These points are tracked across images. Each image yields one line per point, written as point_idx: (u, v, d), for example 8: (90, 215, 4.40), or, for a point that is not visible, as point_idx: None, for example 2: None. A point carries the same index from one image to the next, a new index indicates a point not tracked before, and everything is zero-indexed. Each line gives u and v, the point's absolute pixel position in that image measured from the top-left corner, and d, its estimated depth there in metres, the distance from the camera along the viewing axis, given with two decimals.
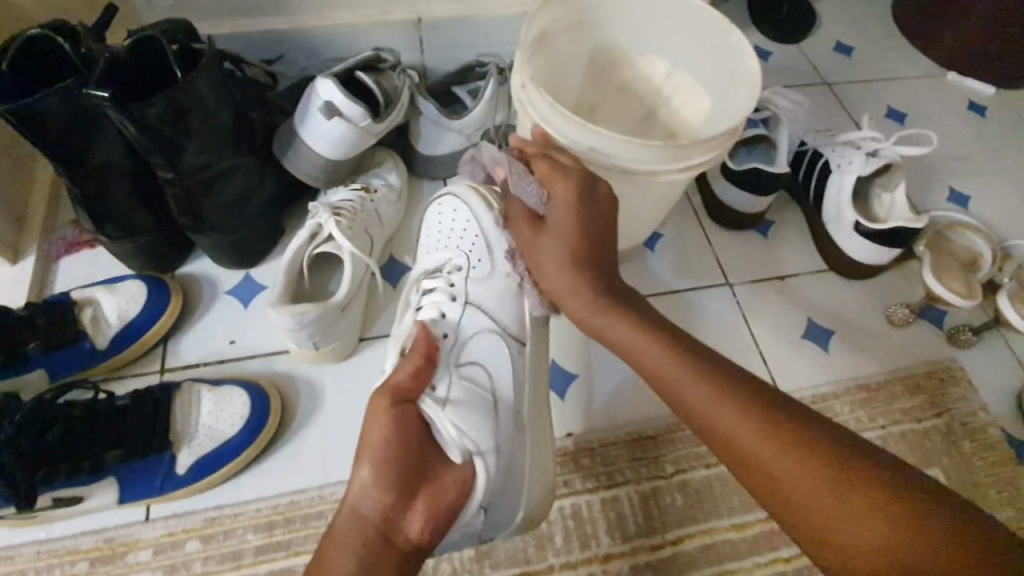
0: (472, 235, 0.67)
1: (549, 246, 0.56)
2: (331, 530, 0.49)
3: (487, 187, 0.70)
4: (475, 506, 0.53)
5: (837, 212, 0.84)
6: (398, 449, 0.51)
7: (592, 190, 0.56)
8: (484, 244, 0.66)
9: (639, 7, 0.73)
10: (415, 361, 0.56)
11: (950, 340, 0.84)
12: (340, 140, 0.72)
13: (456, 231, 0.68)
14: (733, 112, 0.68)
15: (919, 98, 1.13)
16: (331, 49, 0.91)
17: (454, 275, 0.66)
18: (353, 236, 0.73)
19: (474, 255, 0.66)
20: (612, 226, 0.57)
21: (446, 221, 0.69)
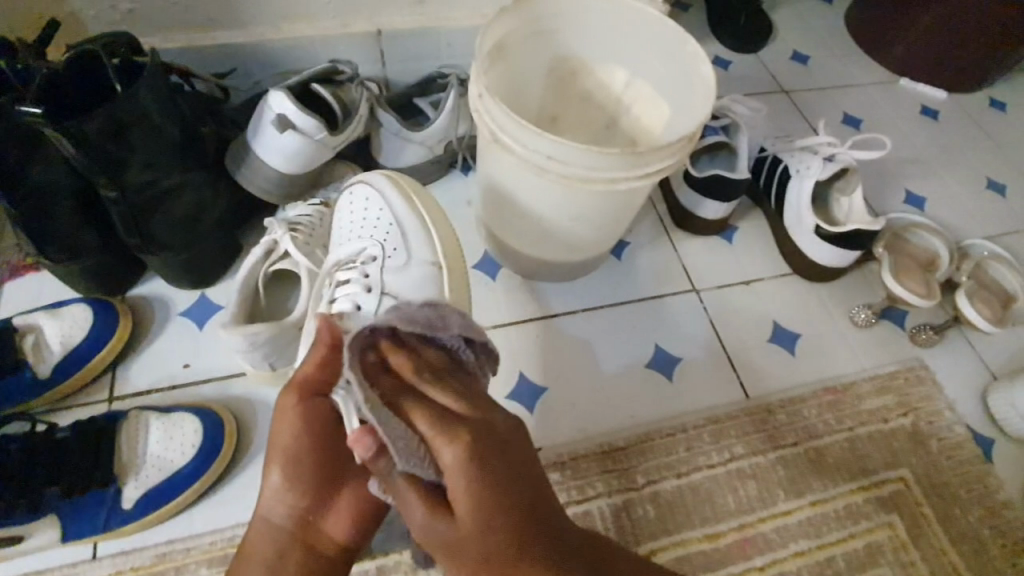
0: (386, 224, 0.66)
1: (438, 543, 0.40)
2: (246, 539, 0.50)
3: (399, 176, 0.71)
4: (398, 498, 0.53)
5: (798, 217, 0.85)
6: (308, 450, 0.50)
7: (496, 437, 0.42)
8: (398, 232, 0.66)
9: (595, 17, 0.73)
10: (320, 352, 0.51)
11: (913, 340, 0.85)
12: (295, 153, 0.70)
13: (368, 222, 0.67)
14: (692, 116, 0.68)
15: (873, 104, 1.16)
16: (289, 63, 0.89)
17: (369, 266, 0.64)
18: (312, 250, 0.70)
19: (390, 244, 0.65)
20: (527, 461, 0.43)
21: (359, 213, 0.69)
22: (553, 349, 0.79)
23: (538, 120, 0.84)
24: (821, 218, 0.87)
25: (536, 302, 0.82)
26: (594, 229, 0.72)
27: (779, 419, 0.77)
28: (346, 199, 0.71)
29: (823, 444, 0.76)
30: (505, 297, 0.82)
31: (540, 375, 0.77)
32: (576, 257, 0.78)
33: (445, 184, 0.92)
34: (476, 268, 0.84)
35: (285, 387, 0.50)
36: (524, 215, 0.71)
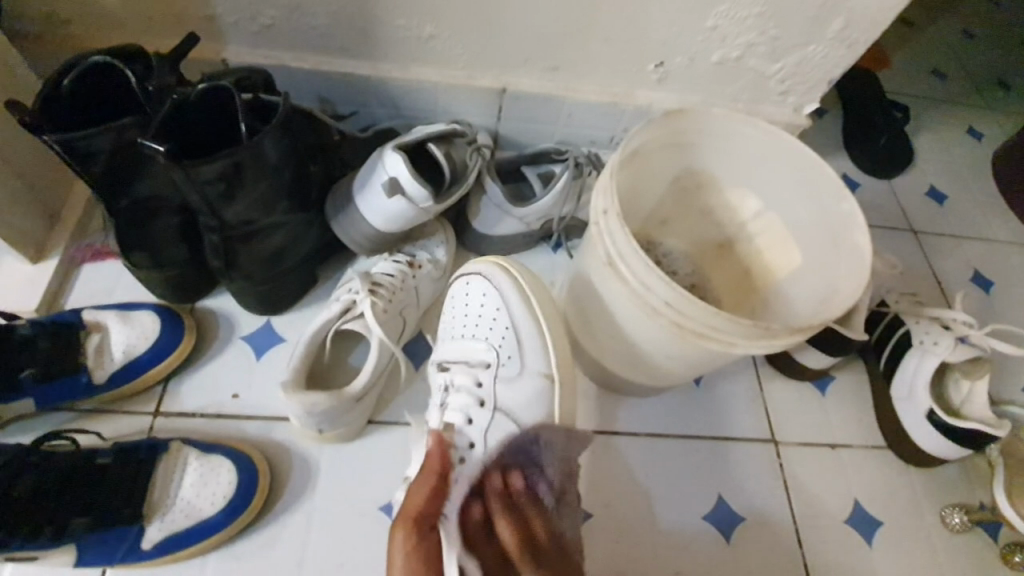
0: (501, 325, 0.65)
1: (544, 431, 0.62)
2: None
3: (510, 262, 0.69)
4: None
5: (909, 392, 0.77)
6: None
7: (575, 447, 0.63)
8: (514, 338, 0.65)
9: (741, 144, 0.68)
10: (428, 481, 0.55)
11: (1005, 561, 0.75)
12: (396, 216, 0.67)
13: (483, 318, 0.66)
14: (829, 281, 0.62)
15: (1007, 266, 1.05)
16: (408, 102, 0.89)
17: (482, 373, 0.64)
18: (386, 320, 0.67)
19: (504, 351, 0.65)
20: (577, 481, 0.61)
21: (473, 309, 0.67)
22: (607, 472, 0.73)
23: (647, 221, 0.78)
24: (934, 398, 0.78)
25: (601, 415, 0.76)
26: (685, 368, 0.66)
27: None
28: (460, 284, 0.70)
29: None
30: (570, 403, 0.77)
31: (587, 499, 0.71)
32: (653, 383, 0.72)
33: (534, 258, 0.87)
34: None
35: (401, 520, 0.52)
36: (615, 334, 0.67)
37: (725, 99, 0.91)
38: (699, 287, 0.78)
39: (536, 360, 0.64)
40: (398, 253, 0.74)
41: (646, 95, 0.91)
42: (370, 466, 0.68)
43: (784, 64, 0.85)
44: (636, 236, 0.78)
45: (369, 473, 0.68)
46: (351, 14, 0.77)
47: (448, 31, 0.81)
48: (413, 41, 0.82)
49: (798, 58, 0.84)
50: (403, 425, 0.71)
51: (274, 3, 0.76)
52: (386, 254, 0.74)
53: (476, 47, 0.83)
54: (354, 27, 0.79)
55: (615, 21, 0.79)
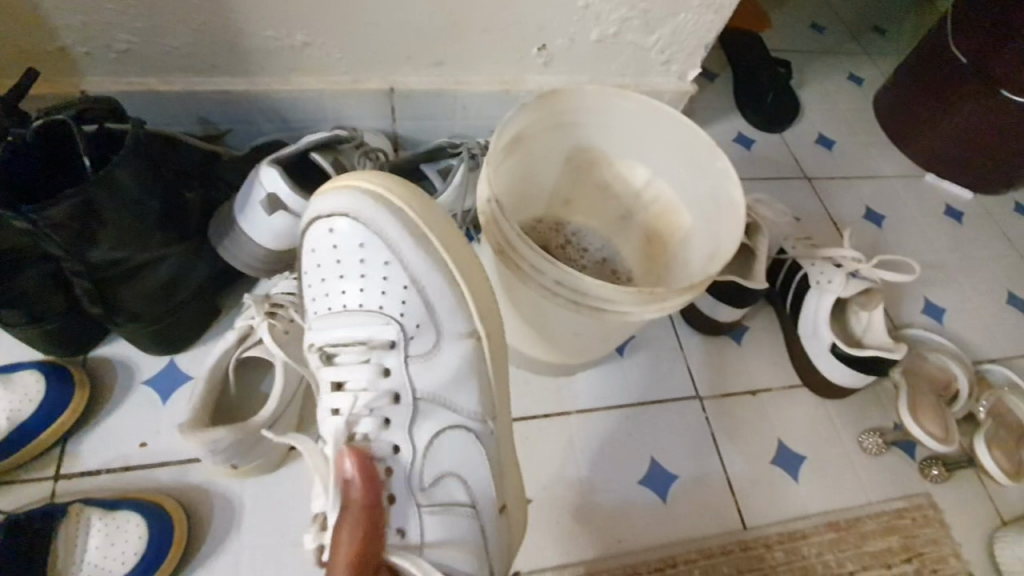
0: (397, 298, 0.57)
1: None
2: None
3: (391, 194, 0.57)
4: None
5: (813, 330, 0.81)
6: None
7: None
8: (422, 309, 0.57)
9: (621, 116, 0.69)
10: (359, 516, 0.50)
11: (922, 474, 0.80)
12: (285, 232, 0.65)
13: (372, 293, 0.57)
14: (713, 237, 0.65)
15: (895, 200, 1.13)
16: (294, 112, 0.87)
17: (386, 356, 0.57)
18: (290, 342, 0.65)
19: (409, 325, 0.57)
20: None
21: (353, 273, 0.57)
22: (541, 456, 0.74)
23: (551, 204, 0.81)
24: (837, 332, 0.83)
25: (530, 400, 0.77)
26: (596, 341, 0.67)
27: (777, 557, 0.71)
28: (324, 233, 0.57)
29: None
30: None
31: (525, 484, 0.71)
32: (575, 360, 0.73)
33: None
34: None
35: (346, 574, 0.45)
36: (526, 320, 0.67)
37: (613, 74, 0.94)
38: (609, 260, 0.81)
39: (451, 328, 0.58)
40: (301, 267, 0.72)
41: (536, 80, 0.92)
42: (298, 494, 0.67)
43: (660, 35, 0.88)
44: (543, 219, 0.82)
45: (296, 501, 0.66)
46: (215, 28, 0.74)
47: (321, 37, 0.79)
48: (287, 52, 0.80)
49: (672, 27, 0.87)
50: None
51: (127, 27, 0.72)
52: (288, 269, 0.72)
53: (354, 49, 0.81)
54: (219, 44, 0.76)
55: (488, 10, 0.79)
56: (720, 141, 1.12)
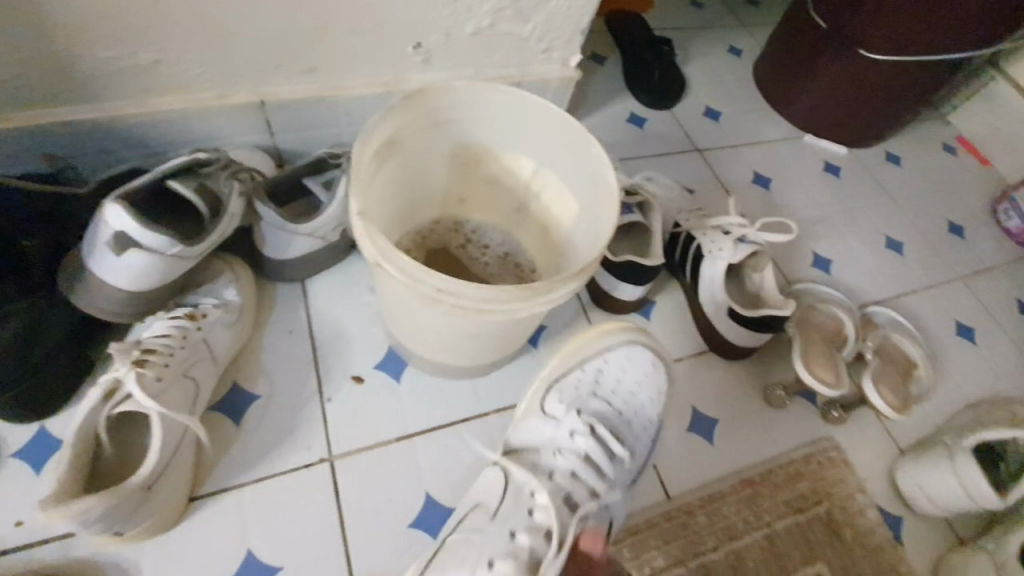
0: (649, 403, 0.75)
1: None
2: None
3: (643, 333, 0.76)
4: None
5: (712, 298, 0.84)
6: None
7: None
8: (649, 416, 0.74)
9: (497, 109, 0.68)
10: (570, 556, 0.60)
11: (823, 417, 0.86)
12: (144, 271, 0.59)
13: (636, 400, 0.73)
14: (596, 221, 0.65)
15: (781, 163, 1.19)
16: (156, 136, 0.80)
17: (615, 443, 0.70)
18: (166, 389, 0.60)
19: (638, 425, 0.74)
20: None
21: (629, 386, 0.74)
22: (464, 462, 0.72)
23: (445, 204, 0.80)
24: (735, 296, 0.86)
25: (447, 408, 0.76)
26: (497, 339, 0.66)
27: (700, 520, 0.74)
28: (622, 357, 0.73)
29: (742, 546, 0.73)
30: (413, 404, 0.75)
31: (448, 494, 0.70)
32: (484, 360, 0.72)
33: (345, 268, 0.83)
34: (376, 368, 0.77)
35: None
36: (425, 328, 0.65)
37: (496, 66, 0.93)
38: (512, 255, 0.81)
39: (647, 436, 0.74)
40: (176, 304, 0.67)
41: (418, 78, 0.89)
42: (203, 548, 0.62)
43: (535, 23, 0.87)
44: (440, 220, 0.81)
45: (202, 555, 0.62)
46: (42, 54, 0.66)
47: (171, 53, 0.72)
48: (135, 72, 0.73)
49: (546, 14, 0.86)
50: (232, 490, 0.65)
51: None
52: (162, 308, 0.67)
53: (212, 64, 0.75)
54: (50, 70, 0.68)
55: (353, 11, 0.76)
56: (614, 122, 1.14)
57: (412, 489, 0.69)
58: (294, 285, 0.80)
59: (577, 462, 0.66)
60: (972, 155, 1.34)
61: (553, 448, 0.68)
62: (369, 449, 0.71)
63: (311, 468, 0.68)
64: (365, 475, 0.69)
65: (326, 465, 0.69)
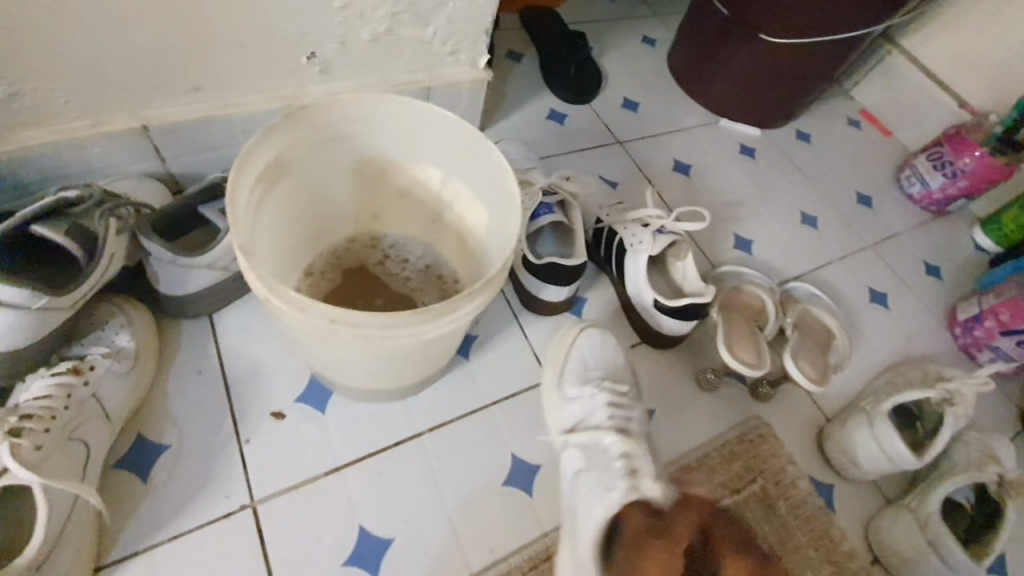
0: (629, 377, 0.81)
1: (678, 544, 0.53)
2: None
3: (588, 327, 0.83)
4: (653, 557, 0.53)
5: (637, 291, 0.85)
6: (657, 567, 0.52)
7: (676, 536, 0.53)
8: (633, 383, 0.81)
9: (394, 121, 0.65)
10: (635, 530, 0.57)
11: (753, 395, 0.88)
12: (7, 330, 0.54)
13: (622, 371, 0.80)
14: (504, 228, 0.63)
15: (699, 148, 1.22)
16: (25, 172, 0.72)
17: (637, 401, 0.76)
18: (49, 458, 0.54)
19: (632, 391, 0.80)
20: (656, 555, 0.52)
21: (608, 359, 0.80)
22: (399, 487, 0.70)
23: (358, 220, 0.78)
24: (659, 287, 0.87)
25: (377, 431, 0.73)
26: (415, 359, 0.64)
27: None
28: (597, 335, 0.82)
29: None
30: (340, 433, 0.72)
31: (382, 524, 0.67)
32: (408, 379, 0.70)
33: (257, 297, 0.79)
34: (297, 401, 0.73)
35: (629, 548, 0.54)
36: (336, 356, 0.62)
37: (402, 72, 0.90)
38: (432, 266, 0.79)
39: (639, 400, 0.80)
40: (58, 359, 0.61)
41: (319, 90, 0.85)
42: None
43: (436, 26, 0.85)
44: (356, 238, 0.79)
45: None
46: None
47: (28, 82, 0.66)
48: None
49: (446, 17, 0.84)
50: (140, 553, 0.60)
51: None
52: (41, 365, 0.60)
53: (79, 89, 0.69)
54: None
55: (234, 24, 0.71)
56: (533, 120, 1.13)
57: (343, 524, 0.66)
58: (199, 320, 0.75)
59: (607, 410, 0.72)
60: (876, 127, 1.41)
61: (586, 414, 0.72)
62: (295, 487, 0.67)
63: (231, 516, 0.64)
64: (291, 515, 0.65)
65: (248, 511, 0.65)
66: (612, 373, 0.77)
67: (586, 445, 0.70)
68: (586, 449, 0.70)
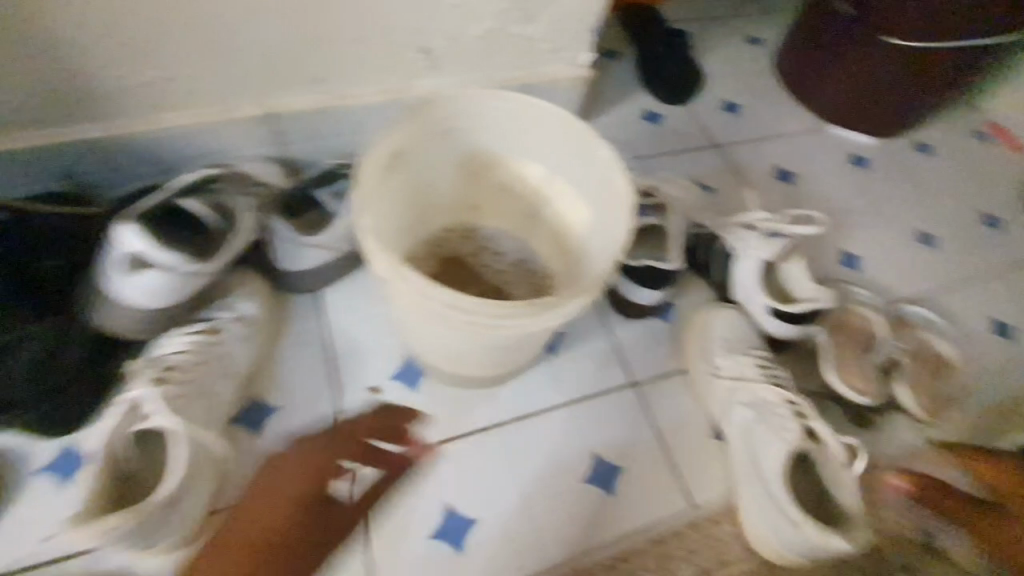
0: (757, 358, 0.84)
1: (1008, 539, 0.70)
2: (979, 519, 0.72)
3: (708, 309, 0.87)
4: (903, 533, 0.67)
5: (749, 296, 0.83)
6: None
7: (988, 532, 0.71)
8: None
9: (504, 117, 0.66)
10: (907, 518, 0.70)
11: (850, 417, 0.84)
12: (159, 290, 0.60)
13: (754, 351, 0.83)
14: (608, 229, 0.63)
15: (803, 156, 1.16)
16: (169, 152, 0.80)
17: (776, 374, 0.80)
18: (187, 409, 0.61)
19: None
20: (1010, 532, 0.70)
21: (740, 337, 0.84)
22: (485, 470, 0.72)
23: (458, 211, 0.79)
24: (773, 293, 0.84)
25: (466, 416, 0.75)
26: (511, 351, 0.65)
27: (726, 528, 0.73)
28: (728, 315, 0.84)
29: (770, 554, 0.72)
30: (430, 414, 0.74)
31: (470, 504, 0.70)
32: (500, 369, 0.71)
33: (359, 277, 0.83)
34: (391, 379, 0.76)
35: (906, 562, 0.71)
36: (436, 341, 0.64)
37: (506, 68, 0.91)
38: (525, 262, 0.80)
39: None
40: (192, 318, 0.67)
41: (426, 84, 0.88)
42: None
43: (544, 23, 0.85)
44: (453, 228, 0.80)
45: None
46: (52, 76, 0.67)
47: (179, 69, 0.73)
48: (144, 90, 0.73)
49: (553, 14, 0.84)
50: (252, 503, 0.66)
51: None
52: (178, 323, 0.67)
53: (220, 78, 0.76)
54: (62, 91, 0.69)
55: (358, 20, 0.75)
56: (629, 119, 1.11)
57: (431, 499, 0.69)
58: (309, 295, 0.80)
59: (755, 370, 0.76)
60: (1008, 140, 1.27)
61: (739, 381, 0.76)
62: (388, 459, 0.71)
63: (331, 478, 0.69)
64: (384, 485, 0.69)
65: (345, 476, 0.69)
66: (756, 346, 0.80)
67: (748, 400, 0.75)
68: (754, 405, 0.74)
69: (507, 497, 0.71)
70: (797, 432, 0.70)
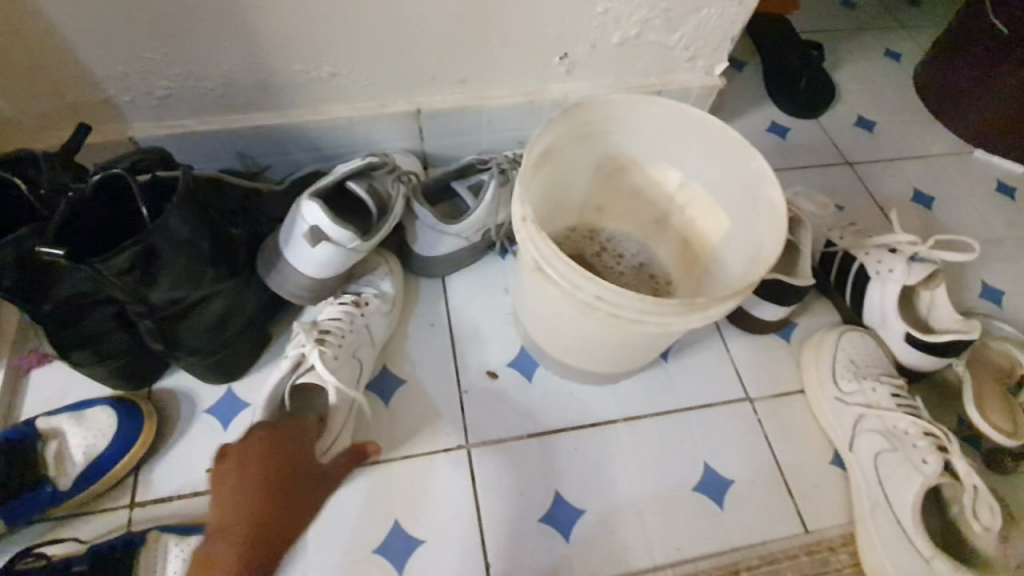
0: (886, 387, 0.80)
1: None
2: None
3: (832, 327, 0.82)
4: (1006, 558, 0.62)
5: (882, 321, 0.79)
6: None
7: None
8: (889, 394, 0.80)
9: (651, 123, 0.68)
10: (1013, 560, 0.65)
11: (989, 463, 0.77)
12: (327, 262, 0.67)
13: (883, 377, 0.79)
14: (752, 239, 0.63)
15: (944, 180, 1.08)
16: (325, 140, 0.89)
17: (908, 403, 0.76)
18: (338, 368, 0.67)
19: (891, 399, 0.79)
20: None
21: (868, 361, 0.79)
22: (594, 464, 0.74)
23: (583, 212, 0.81)
24: (909, 320, 0.80)
25: (579, 411, 0.77)
26: (639, 352, 0.67)
27: (841, 559, 0.70)
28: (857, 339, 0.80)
29: None
30: (543, 404, 0.77)
31: (578, 496, 0.72)
32: (620, 368, 0.72)
33: (483, 267, 0.87)
34: (509, 365, 0.80)
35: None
36: (566, 333, 0.67)
37: (638, 75, 0.92)
38: (646, 265, 0.81)
39: None
40: (343, 289, 0.75)
41: (560, 87, 0.91)
42: (357, 514, 0.69)
43: (683, 32, 0.86)
44: (576, 227, 0.82)
45: (358, 518, 0.69)
46: (247, 69, 0.77)
47: (347, 67, 0.80)
48: (315, 84, 0.82)
49: (695, 23, 0.85)
50: (383, 464, 0.72)
51: (166, 74, 0.75)
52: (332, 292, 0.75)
53: (380, 76, 0.83)
54: (252, 83, 0.79)
55: (509, 26, 0.80)
56: (753, 131, 1.09)
57: (542, 486, 0.72)
58: (437, 280, 0.86)
59: (889, 398, 0.73)
60: None
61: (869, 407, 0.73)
62: (503, 441, 0.74)
63: (450, 452, 0.73)
64: (499, 466, 0.73)
65: (462, 451, 0.73)
66: (888, 374, 0.76)
67: (879, 428, 0.72)
68: (884, 434, 0.72)
69: (616, 493, 0.72)
70: (935, 467, 0.68)
